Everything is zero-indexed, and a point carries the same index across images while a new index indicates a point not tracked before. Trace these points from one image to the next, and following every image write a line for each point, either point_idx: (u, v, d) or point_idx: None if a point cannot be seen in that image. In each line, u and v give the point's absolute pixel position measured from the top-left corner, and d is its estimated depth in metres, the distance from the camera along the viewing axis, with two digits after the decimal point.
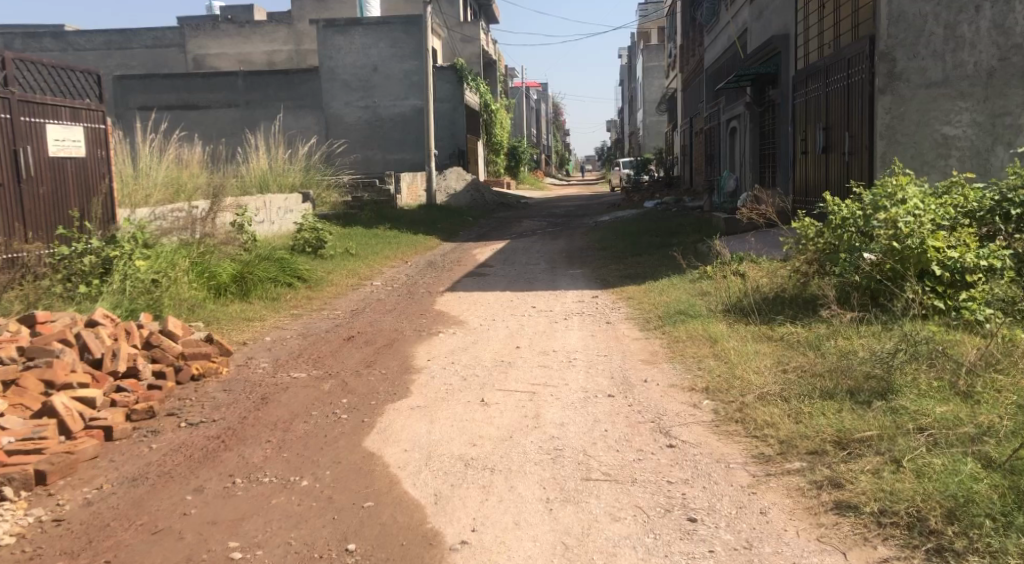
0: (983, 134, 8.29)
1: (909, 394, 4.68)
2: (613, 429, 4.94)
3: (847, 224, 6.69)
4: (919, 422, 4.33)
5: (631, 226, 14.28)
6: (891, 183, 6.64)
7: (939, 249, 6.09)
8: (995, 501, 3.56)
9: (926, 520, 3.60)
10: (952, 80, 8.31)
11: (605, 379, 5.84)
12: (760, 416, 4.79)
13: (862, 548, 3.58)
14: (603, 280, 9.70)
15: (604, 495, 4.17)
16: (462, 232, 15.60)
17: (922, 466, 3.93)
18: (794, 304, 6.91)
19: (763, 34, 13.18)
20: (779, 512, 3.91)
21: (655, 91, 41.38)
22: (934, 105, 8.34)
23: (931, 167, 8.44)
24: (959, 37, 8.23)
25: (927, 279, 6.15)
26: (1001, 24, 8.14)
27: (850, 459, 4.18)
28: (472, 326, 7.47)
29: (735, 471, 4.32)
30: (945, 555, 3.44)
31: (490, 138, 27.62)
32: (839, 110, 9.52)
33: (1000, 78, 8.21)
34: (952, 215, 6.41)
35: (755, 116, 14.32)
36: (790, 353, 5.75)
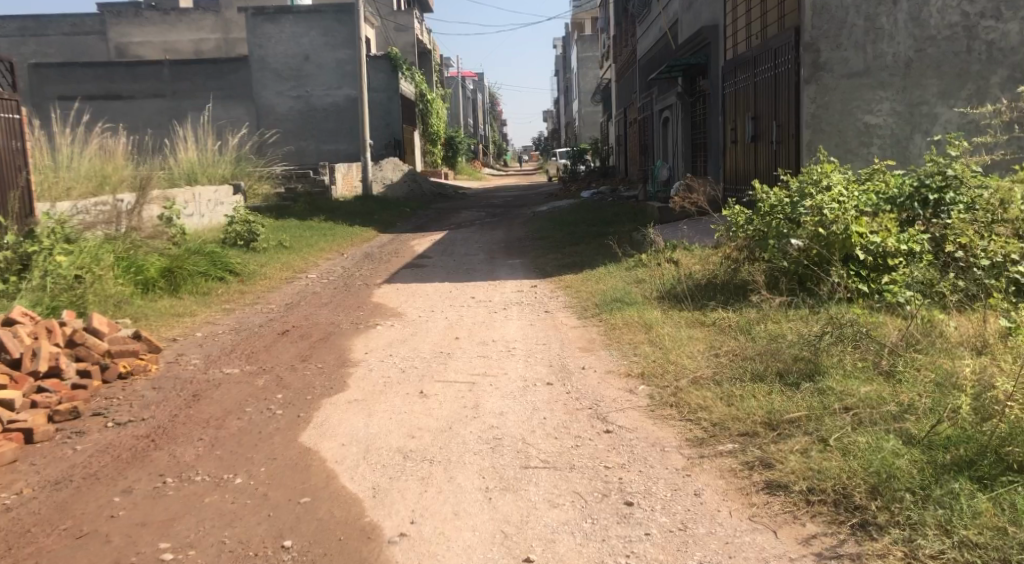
0: (902, 122, 8.55)
1: (835, 375, 4.84)
2: (551, 416, 4.99)
3: (775, 211, 6.85)
4: (845, 402, 4.48)
5: (568, 216, 14.38)
6: (816, 171, 6.86)
7: (862, 235, 6.31)
8: (914, 476, 3.70)
9: (851, 497, 3.73)
10: (873, 71, 8.54)
11: (544, 367, 5.89)
12: (694, 400, 4.90)
13: (791, 526, 3.68)
14: (541, 270, 9.75)
15: (543, 482, 4.21)
16: (399, 222, 15.50)
17: (848, 444, 4.07)
18: (726, 290, 7.06)
19: (693, 25, 13.39)
20: (712, 493, 4.01)
21: (591, 81, 41.70)
22: (857, 94, 8.57)
23: (854, 155, 8.67)
24: (879, 29, 8.47)
25: (851, 263, 6.35)
26: (917, 16, 8.41)
27: (780, 440, 4.30)
28: (410, 318, 7.44)
29: (670, 454, 4.41)
30: (868, 529, 3.55)
31: (425, 129, 27.45)
32: (767, 100, 9.74)
33: (918, 68, 8.47)
34: (875, 201, 6.63)
35: (687, 106, 14.52)
36: (722, 338, 5.87)
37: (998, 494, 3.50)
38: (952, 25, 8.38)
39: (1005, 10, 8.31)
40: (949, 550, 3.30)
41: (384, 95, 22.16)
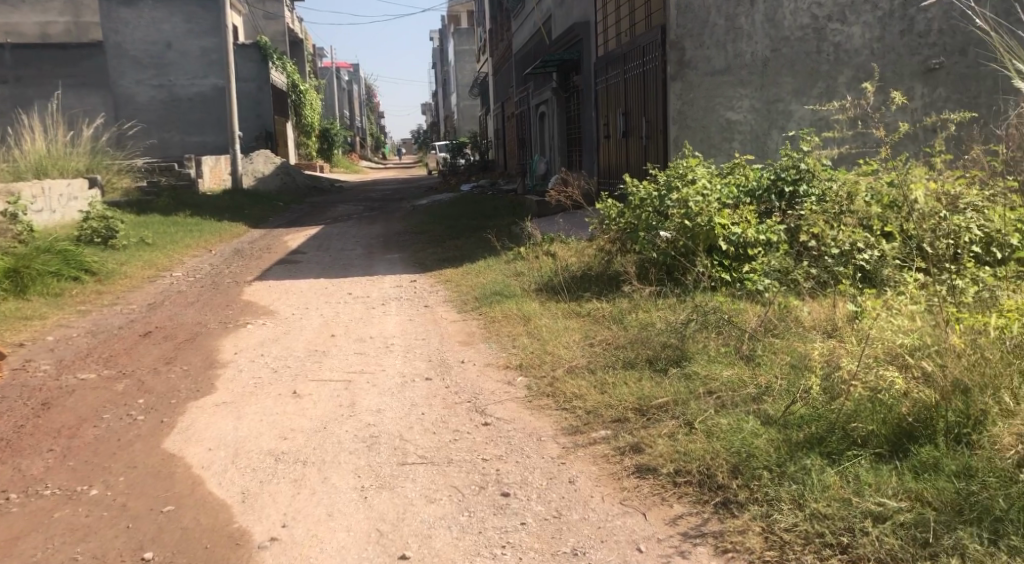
0: (760, 118, 8.92)
1: (700, 360, 5.04)
2: (429, 411, 4.98)
3: (645, 204, 7.04)
4: (708, 386, 4.68)
5: (447, 209, 14.37)
6: (682, 165, 7.12)
7: (725, 226, 6.56)
8: (771, 454, 3.88)
9: (714, 477, 3.89)
10: (733, 69, 8.92)
11: (423, 362, 5.87)
12: (569, 389, 5.01)
13: (659, 508, 3.82)
14: (419, 264, 9.70)
15: (420, 478, 4.21)
16: (272, 217, 15.08)
17: (711, 426, 4.24)
18: (600, 281, 7.23)
19: (566, 21, 13.61)
20: (586, 480, 4.10)
21: (468, 74, 41.78)
22: (719, 92, 8.96)
23: (718, 150, 9.06)
24: (738, 28, 8.84)
25: (715, 253, 6.61)
26: (772, 17, 8.74)
27: (650, 424, 4.44)
28: (283, 316, 7.26)
29: (547, 443, 4.48)
30: (730, 507, 3.72)
31: (299, 120, 26.81)
32: (636, 96, 10.03)
33: (774, 68, 8.81)
34: (735, 194, 6.93)
35: (562, 100, 14.74)
36: (596, 327, 6.01)
37: (844, 467, 3.70)
38: (803, 27, 8.68)
39: (851, 13, 8.53)
40: (801, 523, 3.47)
41: (254, 85, 21.46)
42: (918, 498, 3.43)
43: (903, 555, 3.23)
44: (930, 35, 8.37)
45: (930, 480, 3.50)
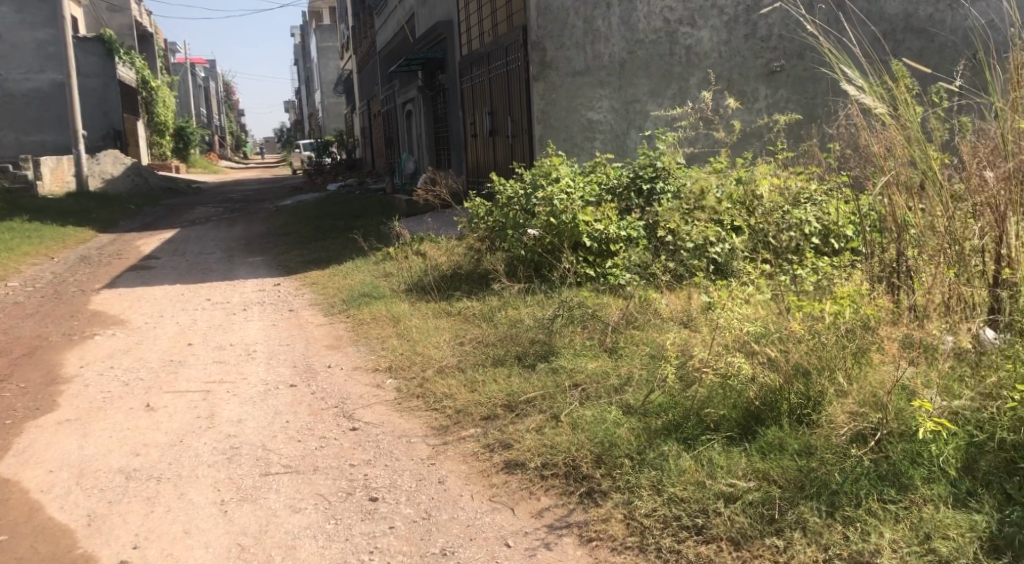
0: (619, 118, 9.12)
1: (567, 354, 5.13)
2: (294, 419, 4.86)
3: (512, 203, 7.09)
4: (574, 379, 4.78)
5: (312, 210, 14.06)
6: (546, 164, 7.25)
7: (588, 223, 6.70)
8: (632, 442, 4.01)
9: (579, 468, 3.98)
10: (592, 70, 9.11)
11: (287, 369, 5.72)
12: (439, 389, 5.00)
13: (527, 502, 3.87)
14: (283, 267, 9.45)
15: (284, 487, 4.10)
16: (123, 221, 14.34)
17: (577, 418, 4.32)
18: (470, 279, 7.26)
19: (429, 19, 13.57)
20: (456, 479, 4.11)
21: (332, 72, 41.08)
22: (580, 93, 9.15)
23: (580, 149, 9.24)
24: (596, 30, 9.03)
25: (579, 249, 6.72)
26: (627, 19, 8.95)
27: (518, 420, 4.49)
28: (135, 325, 6.92)
29: (416, 445, 4.47)
30: (594, 496, 3.81)
31: (150, 119, 25.59)
32: (500, 95, 10.12)
33: (630, 69, 9.03)
34: (598, 191, 7.06)
35: (427, 99, 14.67)
36: (466, 326, 6.02)
37: (699, 451, 3.86)
38: (656, 30, 8.92)
39: (700, 17, 8.84)
40: (660, 508, 3.60)
41: (98, 81, 20.32)
42: (765, 477, 3.62)
43: (752, 532, 3.40)
44: (771, 39, 8.82)
45: (775, 459, 3.69)
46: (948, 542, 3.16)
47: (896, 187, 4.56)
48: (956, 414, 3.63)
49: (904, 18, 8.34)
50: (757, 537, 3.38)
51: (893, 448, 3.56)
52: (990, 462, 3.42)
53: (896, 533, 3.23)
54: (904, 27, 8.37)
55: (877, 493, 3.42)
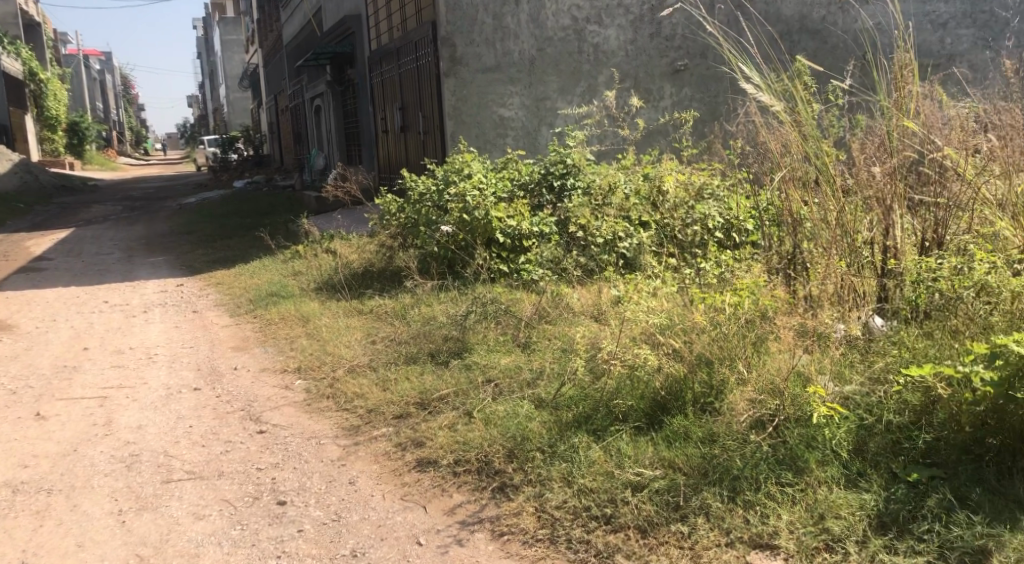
0: (530, 115, 9.14)
1: (480, 350, 5.12)
2: (198, 423, 4.74)
3: (424, 199, 7.04)
4: (487, 374, 4.77)
5: (217, 208, 13.68)
6: (458, 160, 7.25)
7: (501, 219, 6.66)
8: (543, 435, 4.05)
9: (491, 463, 4.00)
10: (503, 66, 9.06)
11: (191, 372, 5.56)
12: (350, 389, 4.94)
13: (439, 499, 3.87)
14: (186, 267, 9.18)
15: (187, 494, 4.00)
16: (11, 220, 13.67)
17: (489, 414, 4.35)
18: (381, 277, 7.20)
19: (336, 13, 13.37)
20: (367, 479, 4.08)
21: (237, 66, 40.09)
22: (490, 89, 9.10)
23: (492, 146, 9.18)
24: (505, 27, 8.99)
25: (493, 246, 6.71)
26: (536, 16, 8.97)
27: (431, 417, 4.48)
28: (25, 330, 6.61)
29: (326, 446, 4.41)
30: (506, 491, 3.84)
31: (40, 113, 24.46)
32: (411, 91, 10.04)
33: (540, 66, 9.06)
34: (510, 188, 7.05)
35: (336, 94, 14.46)
36: (378, 324, 5.97)
37: (608, 442, 3.93)
38: (564, 28, 8.98)
39: (606, 16, 8.99)
40: (570, 499, 3.65)
41: None
42: (670, 465, 3.72)
43: (658, 519, 3.48)
44: (674, 38, 9.06)
45: (680, 448, 3.80)
46: (841, 521, 3.31)
47: (793, 181, 4.73)
48: (847, 399, 3.82)
49: (799, 19, 8.65)
50: (663, 524, 3.46)
51: (790, 433, 3.71)
52: (879, 444, 3.60)
53: (792, 515, 3.38)
54: (799, 28, 8.68)
55: (775, 477, 3.55)
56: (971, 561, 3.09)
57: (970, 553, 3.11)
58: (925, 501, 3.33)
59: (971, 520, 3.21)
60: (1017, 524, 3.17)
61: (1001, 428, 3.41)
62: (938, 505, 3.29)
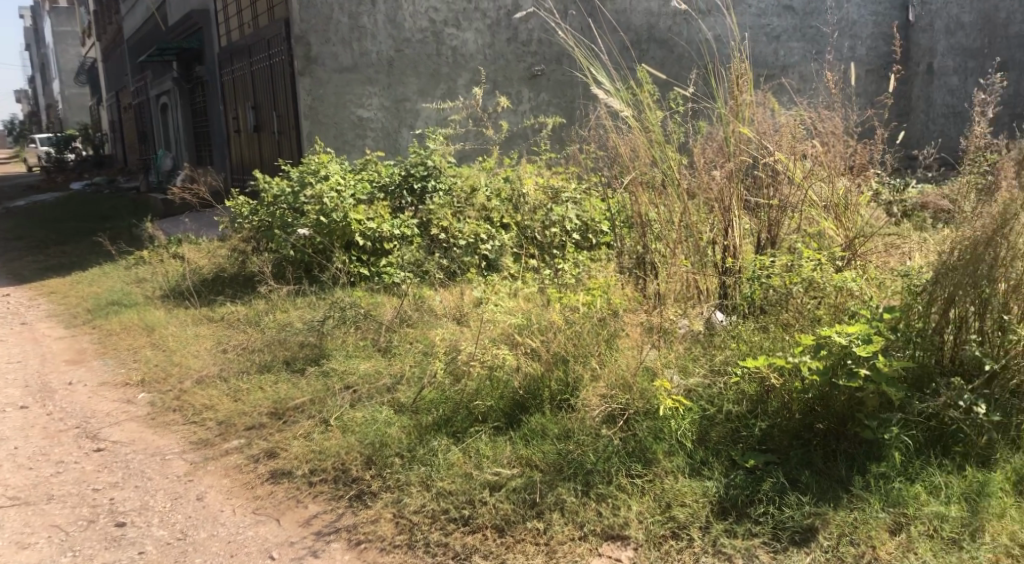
0: (390, 116, 8.83)
1: (338, 356, 5.01)
2: (26, 444, 4.44)
3: (278, 201, 6.79)
4: (346, 380, 4.67)
5: (52, 212, 12.83)
6: (313, 161, 7.04)
7: (360, 222, 6.55)
8: (402, 440, 4.03)
9: (348, 471, 3.95)
10: (360, 67, 8.67)
11: (19, 390, 5.19)
12: (198, 401, 4.75)
13: (294, 511, 3.78)
14: (15, 275, 8.56)
15: (11, 522, 3.75)
16: None
17: (347, 421, 4.28)
18: (234, 283, 6.96)
19: (182, 7, 12.79)
20: (215, 494, 3.94)
21: (73, 60, 37.73)
22: (347, 89, 8.66)
23: (350, 147, 8.76)
24: (361, 27, 8.62)
25: (352, 249, 6.59)
26: (393, 17, 8.72)
27: (286, 427, 4.36)
28: None
29: (171, 462, 4.23)
30: (363, 498, 3.80)
31: None
32: (263, 89, 9.73)
33: (399, 67, 8.80)
34: (369, 190, 6.88)
35: (183, 92, 13.82)
36: (230, 332, 5.76)
37: (466, 444, 3.96)
38: (422, 30, 8.83)
39: (463, 20, 8.96)
40: (429, 503, 3.66)
41: None
42: (527, 463, 3.79)
43: (515, 517, 3.54)
44: (531, 43, 9.21)
45: (537, 445, 3.87)
46: (685, 509, 3.48)
47: (642, 184, 4.90)
48: (691, 391, 4.02)
49: (648, 29, 8.96)
50: (520, 522, 3.53)
51: (639, 426, 3.85)
52: (720, 433, 3.80)
53: (642, 505, 3.52)
54: (648, 38, 9.00)
55: (626, 469, 3.69)
56: (800, 539, 3.33)
57: (800, 532, 3.35)
58: (761, 485, 3.54)
59: (801, 501, 3.44)
60: (840, 502, 3.43)
61: (828, 414, 3.69)
62: (772, 488, 3.51)
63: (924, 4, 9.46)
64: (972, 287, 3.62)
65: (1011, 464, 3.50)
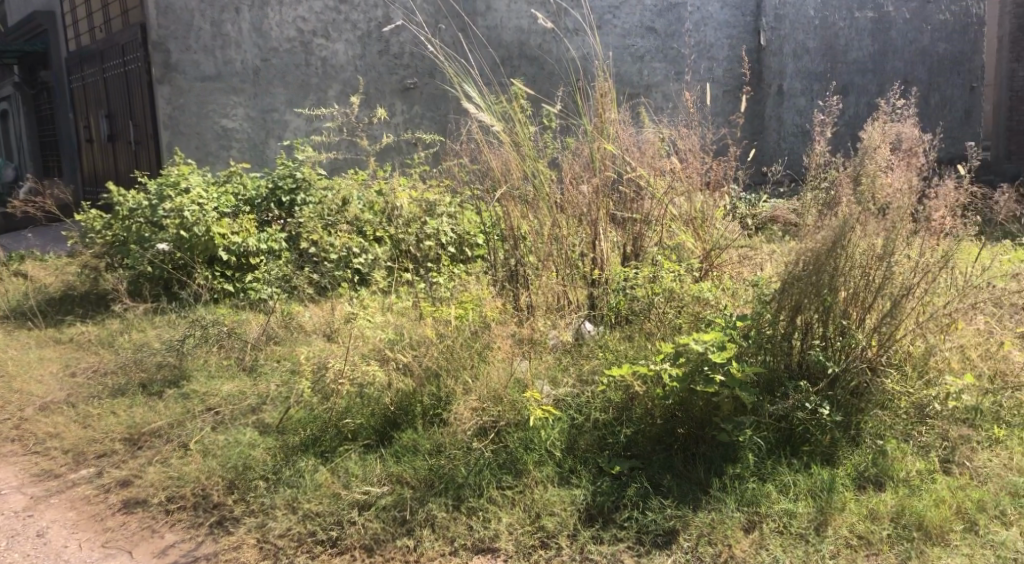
0: (256, 127, 8.29)
1: (199, 378, 4.82)
2: None
3: (134, 215, 6.48)
4: (208, 402, 4.49)
5: None
6: (173, 174, 6.75)
7: (224, 236, 6.32)
8: (267, 462, 3.92)
9: (209, 496, 3.81)
10: (224, 76, 8.14)
11: None
12: (42, 428, 4.47)
13: (148, 542, 3.63)
14: None
15: None
16: None
17: (208, 445, 4.12)
18: (86, 302, 6.61)
19: (25, 8, 12.04)
20: (59, 529, 3.75)
21: None
22: (210, 98, 8.11)
23: (215, 158, 8.20)
24: (224, 35, 8.10)
25: (215, 264, 6.37)
26: (258, 26, 8.22)
27: (140, 454, 4.17)
28: None
29: (10, 497, 3.99)
30: (224, 525, 3.67)
31: None
32: (118, 97, 9.27)
33: (265, 77, 8.29)
34: (233, 202, 6.65)
35: (28, 98, 12.99)
36: (78, 355, 5.46)
37: (335, 463, 3.89)
38: (289, 39, 8.34)
39: (333, 30, 8.50)
40: (295, 526, 3.58)
41: None
42: (398, 480, 3.76)
43: (384, 536, 3.53)
44: (403, 56, 8.78)
45: (408, 461, 3.85)
46: (554, 518, 3.55)
47: (514, 198, 4.94)
48: (560, 400, 4.10)
49: (518, 46, 9.10)
50: (389, 541, 3.51)
51: (510, 437, 3.90)
52: (587, 441, 3.89)
53: (512, 517, 3.57)
54: (518, 55, 9.14)
55: (496, 482, 3.73)
56: (662, 541, 3.45)
57: (662, 535, 3.47)
58: (626, 490, 3.66)
59: (663, 505, 3.58)
60: (699, 504, 3.58)
61: (688, 418, 3.84)
62: (636, 494, 3.63)
63: (774, 30, 9.79)
64: (816, 297, 3.87)
65: (851, 461, 3.74)
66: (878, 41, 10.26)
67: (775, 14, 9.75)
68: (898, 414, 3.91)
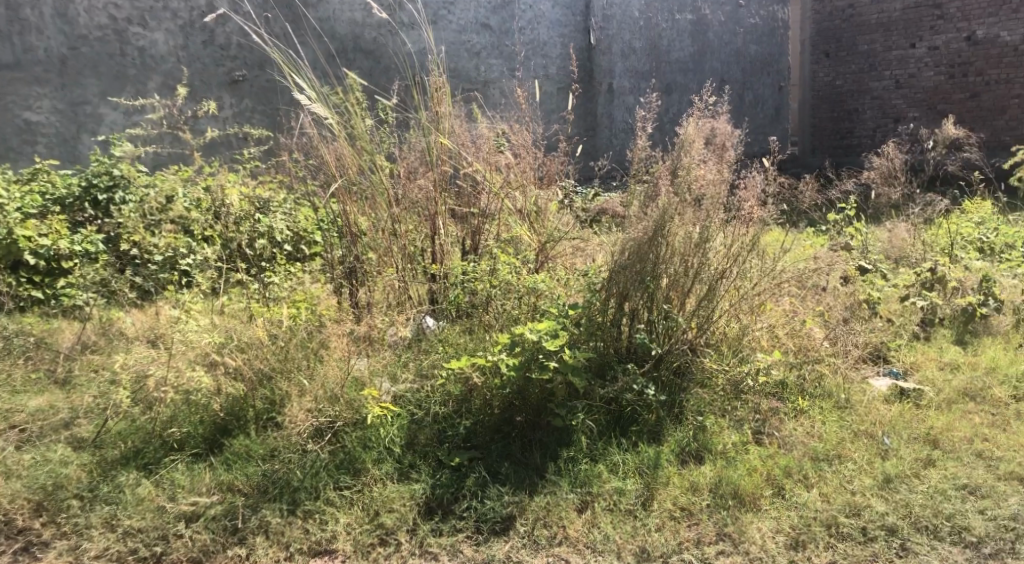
0: (65, 121, 7.39)
1: (3, 394, 4.45)
2: None
3: None
4: (12, 419, 4.13)
5: None
6: None
7: (30, 238, 5.86)
8: (81, 479, 3.71)
9: (14, 521, 3.56)
10: (23, 64, 7.22)
11: None
12: None
13: None
14: None
15: None
16: None
17: (12, 464, 3.80)
18: None
19: None
20: None
21: None
22: (8, 88, 7.19)
23: (17, 155, 7.30)
24: (23, 20, 7.19)
25: (21, 269, 5.86)
26: (64, 11, 7.29)
27: None
28: None
29: None
30: (32, 551, 3.47)
31: None
32: None
33: (74, 68, 7.37)
34: (40, 202, 6.18)
35: None
36: None
37: (160, 475, 3.74)
38: (101, 27, 7.41)
39: (150, 18, 7.60)
40: (113, 545, 3.46)
41: None
42: (229, 489, 3.68)
43: (213, 547, 3.46)
44: (229, 47, 7.91)
45: (240, 468, 3.76)
46: (393, 514, 3.57)
47: (351, 194, 4.85)
48: (400, 396, 4.05)
49: (352, 39, 8.76)
50: (219, 552, 3.46)
51: (347, 436, 3.85)
52: (427, 435, 3.90)
53: (349, 517, 3.57)
54: (353, 48, 8.80)
55: (334, 482, 3.71)
56: (500, 528, 3.53)
57: (500, 522, 3.55)
58: (464, 481, 3.71)
59: (501, 492, 3.65)
60: (535, 488, 3.68)
61: (525, 406, 3.93)
62: (474, 484, 3.69)
63: (603, 29, 10.11)
64: (640, 284, 4.06)
65: (675, 437, 3.93)
66: (697, 43, 10.80)
67: (603, 14, 10.07)
68: (716, 390, 4.17)
